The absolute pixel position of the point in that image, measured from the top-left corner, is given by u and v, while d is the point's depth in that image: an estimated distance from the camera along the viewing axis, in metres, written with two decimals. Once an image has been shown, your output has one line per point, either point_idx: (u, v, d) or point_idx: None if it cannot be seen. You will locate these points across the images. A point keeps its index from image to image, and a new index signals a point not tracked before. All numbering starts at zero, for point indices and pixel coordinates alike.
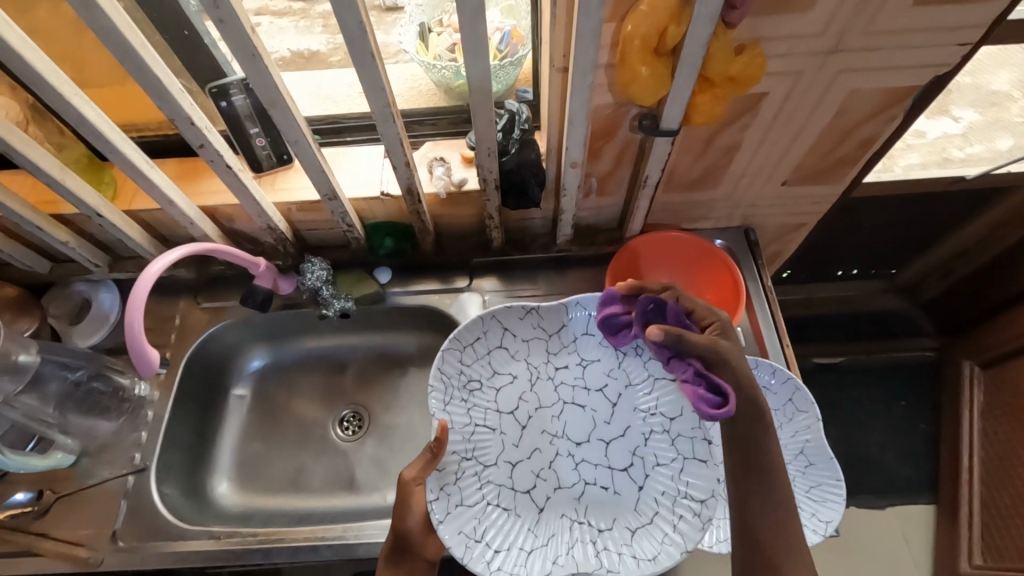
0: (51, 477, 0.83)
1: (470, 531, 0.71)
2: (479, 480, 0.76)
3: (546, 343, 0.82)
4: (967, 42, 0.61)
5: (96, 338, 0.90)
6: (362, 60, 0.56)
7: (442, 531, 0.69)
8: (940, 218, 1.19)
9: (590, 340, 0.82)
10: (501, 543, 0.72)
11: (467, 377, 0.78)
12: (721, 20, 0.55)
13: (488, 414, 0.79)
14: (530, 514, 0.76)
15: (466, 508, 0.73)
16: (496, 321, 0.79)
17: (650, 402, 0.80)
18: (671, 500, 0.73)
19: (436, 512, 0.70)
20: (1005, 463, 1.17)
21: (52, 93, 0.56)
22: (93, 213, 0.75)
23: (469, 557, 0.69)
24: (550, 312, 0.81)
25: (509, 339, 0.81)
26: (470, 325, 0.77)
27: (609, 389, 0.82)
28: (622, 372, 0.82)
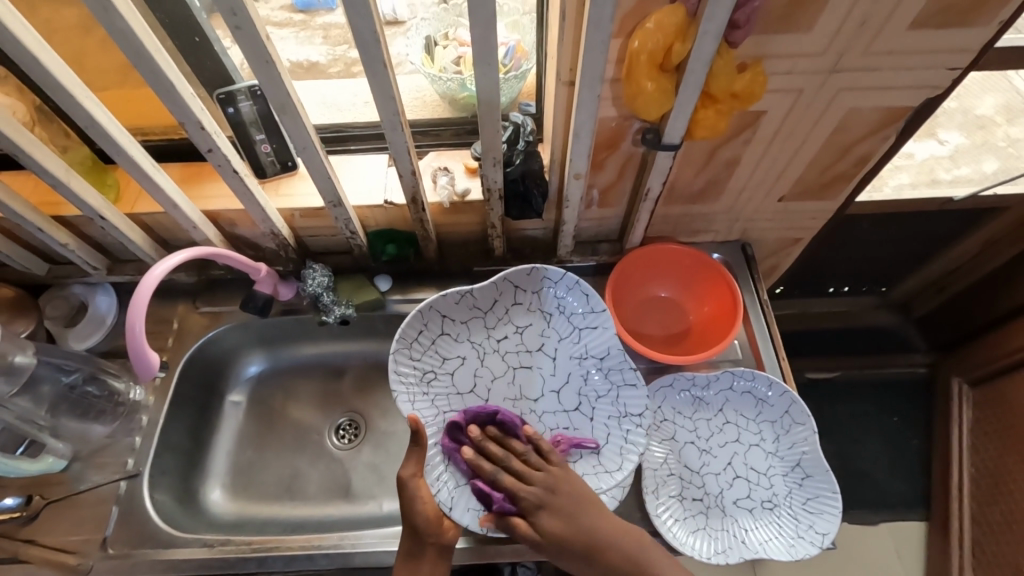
0: (42, 481, 0.81)
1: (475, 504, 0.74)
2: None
3: (484, 319, 0.83)
4: (957, 66, 0.64)
5: (91, 341, 0.89)
6: (374, 69, 0.57)
7: (455, 515, 0.73)
8: (932, 237, 1.21)
9: (521, 307, 0.83)
10: None
11: (422, 370, 0.81)
12: (725, 39, 0.57)
13: (450, 400, 0.81)
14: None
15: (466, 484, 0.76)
16: (434, 311, 0.80)
17: (580, 348, 0.82)
18: (618, 419, 0.79)
19: (443, 501, 0.73)
20: (997, 479, 1.18)
21: (64, 93, 0.57)
22: (95, 215, 0.75)
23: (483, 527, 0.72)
24: (483, 292, 0.81)
25: (449, 324, 0.82)
26: (411, 320, 0.79)
27: (547, 347, 0.83)
28: (554, 329, 0.83)
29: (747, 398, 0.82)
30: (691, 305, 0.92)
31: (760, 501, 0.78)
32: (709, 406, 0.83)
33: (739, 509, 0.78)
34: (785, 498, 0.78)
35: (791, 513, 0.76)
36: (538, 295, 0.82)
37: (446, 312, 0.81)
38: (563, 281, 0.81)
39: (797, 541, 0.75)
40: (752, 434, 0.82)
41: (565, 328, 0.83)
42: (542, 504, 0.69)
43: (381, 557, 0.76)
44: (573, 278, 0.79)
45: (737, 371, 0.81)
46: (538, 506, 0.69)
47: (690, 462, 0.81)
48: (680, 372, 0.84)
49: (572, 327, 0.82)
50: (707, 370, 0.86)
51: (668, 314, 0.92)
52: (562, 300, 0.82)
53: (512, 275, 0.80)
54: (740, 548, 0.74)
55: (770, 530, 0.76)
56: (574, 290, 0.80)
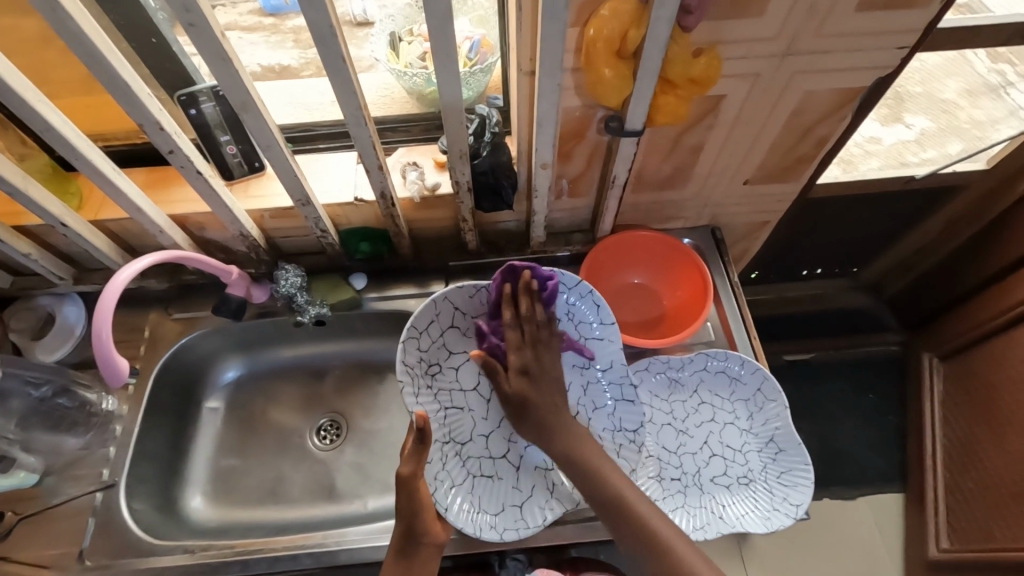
0: (14, 497, 0.80)
1: (468, 505, 0.76)
2: (463, 458, 0.79)
3: (495, 317, 0.80)
4: (905, 46, 0.66)
5: (60, 352, 0.87)
6: (334, 64, 0.57)
7: (450, 515, 0.74)
8: (897, 216, 1.25)
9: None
10: (496, 507, 0.78)
11: (427, 362, 0.78)
12: (678, 24, 0.58)
13: (453, 395, 0.80)
14: (509, 475, 0.80)
15: (460, 485, 0.77)
16: (447, 302, 0.78)
17: (584, 358, 0.80)
18: (612, 432, 0.79)
19: (439, 499, 0.75)
20: (966, 448, 1.22)
21: (15, 97, 0.56)
22: (57, 223, 0.73)
23: (476, 530, 0.75)
24: (497, 290, 0.78)
25: (459, 317, 0.80)
26: (424, 310, 0.76)
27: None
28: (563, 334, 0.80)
29: (721, 377, 0.83)
30: (665, 290, 0.93)
31: (736, 477, 0.80)
32: (685, 388, 0.85)
33: (716, 487, 0.79)
34: (760, 473, 0.80)
35: (766, 487, 0.78)
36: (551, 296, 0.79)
37: (458, 305, 0.78)
38: (577, 287, 0.77)
39: (772, 514, 0.76)
40: (727, 413, 0.83)
41: (570, 336, 0.79)
42: (529, 372, 0.75)
43: (366, 554, 0.76)
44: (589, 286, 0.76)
45: (710, 352, 0.82)
46: (522, 371, 0.74)
47: (668, 443, 0.82)
48: (654, 355, 0.86)
49: (579, 334, 0.79)
50: (682, 353, 0.88)
51: (643, 300, 0.93)
52: (573, 304, 0.78)
53: (527, 275, 0.77)
54: (717, 523, 0.76)
55: (746, 504, 0.77)
56: (587, 299, 0.77)
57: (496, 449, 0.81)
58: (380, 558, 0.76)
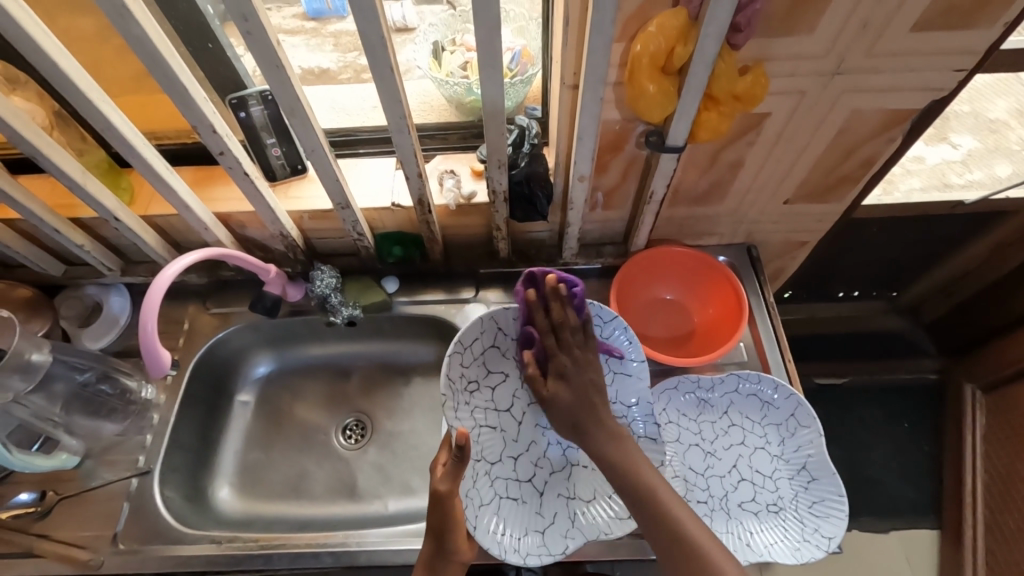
0: (55, 477, 0.83)
1: (495, 527, 0.74)
2: (491, 478, 0.78)
3: None
4: (962, 68, 0.64)
5: (105, 341, 0.91)
6: (381, 72, 0.58)
7: (478, 534, 0.73)
8: (941, 240, 1.20)
9: None
10: (521, 530, 0.76)
11: (467, 379, 0.77)
12: (726, 41, 0.58)
13: (488, 415, 0.79)
14: (534, 499, 0.79)
15: (487, 506, 0.76)
16: (493, 321, 0.78)
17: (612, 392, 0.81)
18: None
19: (470, 517, 0.73)
20: (1009, 487, 1.16)
21: (81, 97, 0.59)
22: (110, 217, 0.77)
23: (501, 551, 0.73)
24: None
25: (501, 338, 0.80)
26: (469, 328, 0.76)
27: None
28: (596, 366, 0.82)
29: (751, 400, 0.82)
30: (696, 307, 0.92)
31: (765, 504, 0.78)
32: (713, 408, 0.83)
33: (744, 512, 0.77)
34: (790, 501, 0.77)
35: (796, 516, 0.76)
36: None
37: (502, 326, 0.79)
38: (613, 321, 0.79)
39: (803, 545, 0.74)
40: (757, 437, 0.81)
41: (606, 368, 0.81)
42: (565, 375, 0.74)
43: (385, 556, 0.76)
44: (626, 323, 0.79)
45: (742, 374, 0.81)
46: (558, 375, 0.74)
47: (694, 464, 0.80)
48: (684, 374, 0.84)
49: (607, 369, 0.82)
50: (712, 372, 0.86)
51: (673, 315, 0.92)
52: (615, 339, 0.80)
53: None
54: (745, 551, 0.74)
55: (775, 533, 0.75)
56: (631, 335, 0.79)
57: (523, 472, 0.80)
58: (398, 561, 0.76)
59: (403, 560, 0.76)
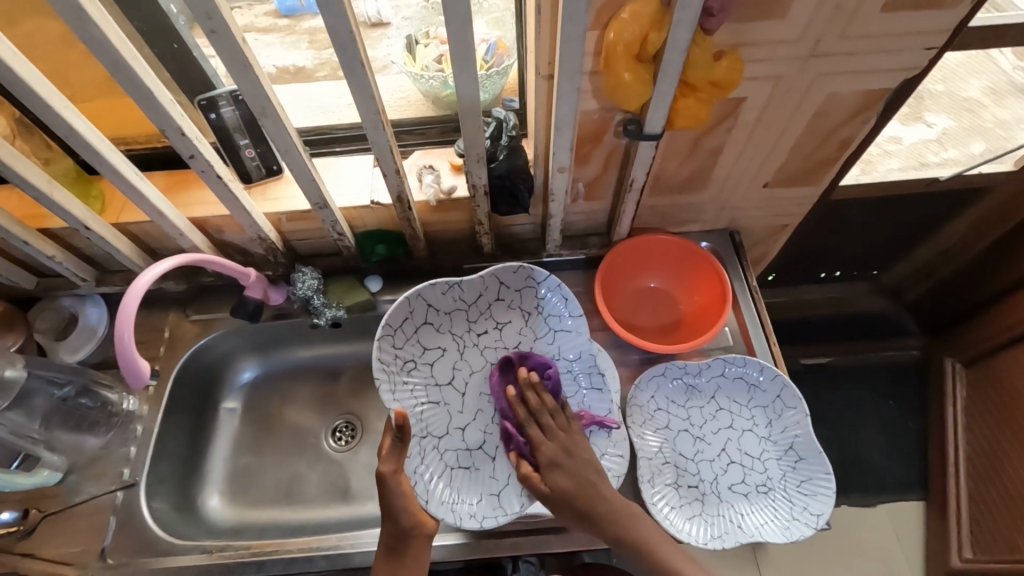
0: (38, 495, 0.81)
1: (448, 497, 0.76)
2: (440, 450, 0.80)
3: (467, 313, 0.84)
4: (934, 46, 0.64)
5: (83, 353, 0.89)
6: (352, 69, 0.57)
7: (432, 507, 0.74)
8: (920, 219, 1.22)
9: (502, 304, 0.85)
10: (476, 497, 0.77)
11: (404, 359, 0.81)
12: (700, 26, 0.57)
13: (429, 390, 0.82)
14: (486, 465, 0.80)
15: (439, 478, 0.77)
16: (421, 300, 0.81)
17: (552, 349, 0.84)
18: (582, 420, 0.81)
19: (420, 492, 0.75)
20: (991, 458, 1.19)
21: (41, 103, 0.57)
22: (81, 226, 0.75)
23: (455, 518, 0.74)
24: (470, 285, 0.82)
25: (433, 314, 0.83)
26: (396, 308, 0.79)
27: (523, 345, 0.85)
28: (531, 328, 0.85)
29: (739, 384, 0.83)
30: (681, 295, 0.93)
31: (755, 485, 0.78)
32: (702, 394, 0.84)
33: (735, 495, 0.78)
34: (779, 481, 0.78)
35: (785, 496, 0.77)
36: (520, 293, 0.84)
37: (432, 302, 0.82)
38: (545, 282, 0.83)
39: (793, 523, 0.75)
40: (745, 420, 0.82)
41: (542, 329, 0.85)
42: (558, 463, 0.73)
43: None
44: (556, 280, 0.83)
45: (728, 358, 0.81)
46: (551, 463, 0.73)
47: (684, 450, 0.81)
48: (671, 360, 0.85)
49: (547, 327, 0.85)
50: (699, 358, 0.87)
51: (659, 303, 0.92)
52: (544, 300, 0.84)
53: (498, 272, 0.82)
54: (736, 532, 0.75)
55: (766, 513, 0.76)
56: (556, 291, 0.83)
57: (474, 440, 0.81)
58: None
59: None
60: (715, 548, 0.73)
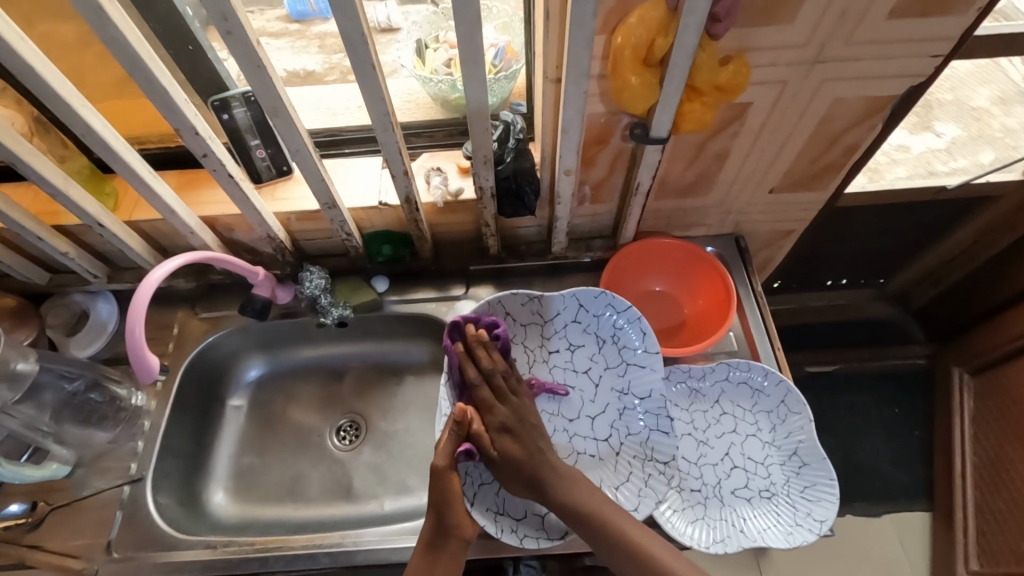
0: (46, 488, 0.82)
1: (494, 506, 0.74)
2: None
3: (542, 329, 0.83)
4: (939, 54, 0.65)
5: (92, 349, 0.90)
6: (363, 71, 0.58)
7: (475, 513, 0.72)
8: (926, 227, 1.21)
9: (577, 327, 0.83)
10: (521, 512, 0.75)
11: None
12: (707, 32, 0.58)
13: None
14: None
15: (488, 486, 0.76)
16: (500, 306, 0.81)
17: (623, 382, 0.81)
18: (642, 460, 0.78)
19: (466, 493, 0.73)
20: (998, 468, 1.18)
21: (59, 102, 0.58)
22: (94, 223, 0.76)
23: (497, 530, 0.73)
24: (549, 302, 0.81)
25: (509, 323, 0.83)
26: (480, 308, 0.80)
27: (593, 372, 0.82)
28: (604, 356, 0.82)
29: (742, 389, 0.83)
30: (686, 299, 0.93)
31: (758, 490, 0.78)
32: (706, 398, 0.84)
33: (737, 499, 0.78)
34: (783, 487, 0.78)
35: (789, 502, 0.77)
36: (598, 318, 0.81)
37: (511, 310, 0.82)
38: (625, 312, 0.79)
39: (795, 529, 0.75)
40: (749, 424, 0.82)
41: (614, 359, 0.81)
42: (508, 427, 0.72)
43: (382, 554, 0.76)
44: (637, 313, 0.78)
45: (732, 363, 0.82)
46: (501, 428, 0.72)
47: (687, 453, 0.81)
48: (675, 365, 0.85)
49: (620, 359, 0.81)
50: (703, 362, 0.87)
51: (664, 308, 0.93)
52: (619, 330, 0.80)
53: (579, 294, 0.80)
54: (738, 537, 0.75)
55: (768, 518, 0.76)
56: (634, 324, 0.79)
57: None
58: (395, 559, 0.76)
59: (402, 558, 0.76)
60: (716, 553, 0.72)
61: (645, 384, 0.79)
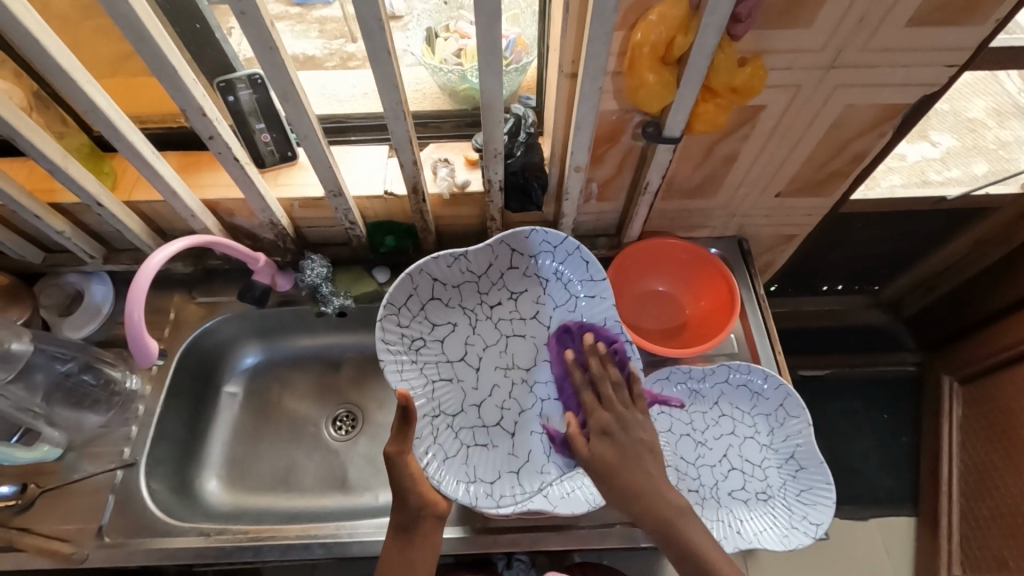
0: (36, 470, 0.81)
1: (464, 475, 0.76)
2: (455, 429, 0.79)
3: (478, 285, 0.82)
4: (954, 64, 0.65)
5: (87, 330, 0.89)
6: (378, 57, 0.57)
7: (446, 489, 0.74)
8: (924, 236, 1.23)
9: (516, 273, 0.82)
10: (492, 475, 0.77)
11: (410, 337, 0.80)
12: (727, 32, 0.57)
13: (440, 367, 0.81)
14: (504, 442, 0.80)
15: (454, 457, 0.77)
16: (425, 275, 0.79)
17: (574, 317, 0.82)
18: None
19: (432, 474, 0.74)
20: (984, 476, 1.20)
21: (62, 77, 0.56)
22: (92, 202, 0.74)
23: (471, 499, 0.74)
24: (477, 256, 0.79)
25: (440, 289, 0.80)
26: (400, 285, 0.78)
27: (541, 315, 0.83)
28: (549, 296, 0.82)
29: (742, 391, 0.83)
30: (688, 300, 0.93)
31: (755, 492, 0.79)
32: (705, 399, 0.84)
33: (734, 500, 0.79)
34: (779, 489, 0.79)
35: (785, 504, 0.78)
36: (535, 261, 0.81)
37: (438, 276, 0.79)
38: (561, 246, 0.79)
39: (791, 532, 0.76)
40: (747, 427, 0.83)
41: (560, 297, 0.82)
42: (609, 431, 0.70)
43: (377, 547, 0.76)
44: (574, 244, 0.78)
45: (733, 364, 0.82)
46: (601, 432, 0.70)
47: (685, 454, 0.82)
48: (676, 364, 0.85)
49: (567, 295, 0.82)
50: (703, 363, 0.87)
51: (665, 308, 0.93)
52: (559, 268, 0.81)
53: (509, 239, 0.79)
54: (735, 538, 0.75)
55: (765, 520, 0.77)
56: (572, 257, 0.79)
57: (489, 417, 0.81)
58: None
59: None
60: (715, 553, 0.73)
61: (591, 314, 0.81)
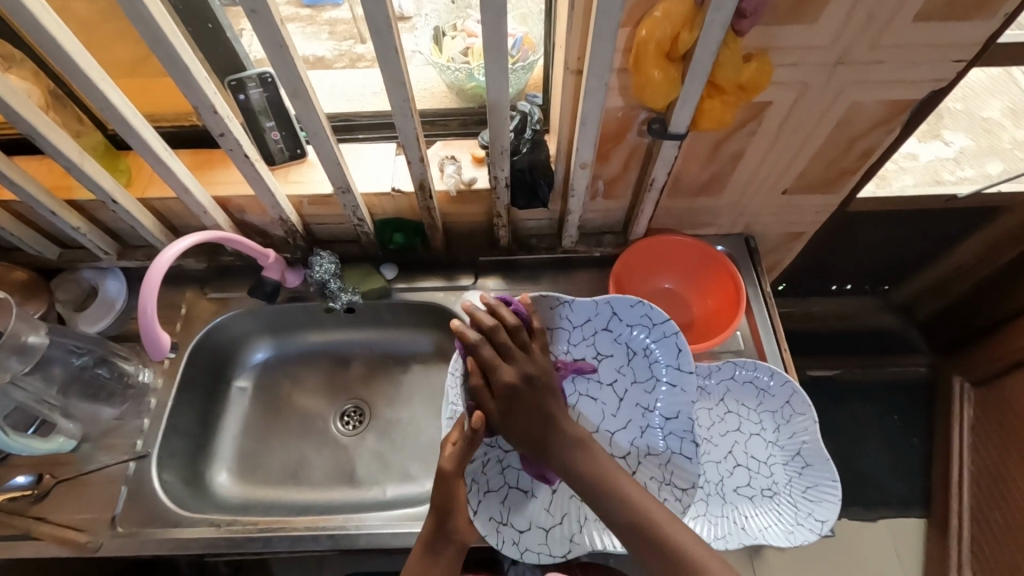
0: (51, 461, 0.83)
1: (497, 515, 0.75)
2: (503, 466, 0.77)
3: (569, 334, 0.81)
4: (962, 59, 0.64)
5: (102, 325, 0.90)
6: (386, 56, 0.58)
7: (477, 519, 0.73)
8: (935, 236, 1.21)
9: (608, 334, 0.80)
10: (524, 523, 0.75)
11: None
12: (732, 28, 0.58)
13: None
14: (544, 495, 0.77)
15: (494, 492, 0.76)
16: None
17: (649, 399, 0.78)
18: (660, 484, 0.75)
19: (471, 499, 0.74)
20: (996, 478, 1.19)
21: (79, 76, 0.58)
22: (108, 199, 0.76)
23: (497, 541, 0.73)
24: (581, 307, 0.79)
25: None
26: None
27: (618, 384, 0.80)
28: (632, 369, 0.79)
29: (748, 388, 0.83)
30: (694, 297, 0.93)
31: (760, 489, 0.79)
32: (711, 396, 0.84)
33: (739, 497, 0.79)
34: (785, 486, 0.79)
35: (790, 501, 0.77)
36: (631, 329, 0.78)
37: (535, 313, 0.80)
38: (660, 325, 0.76)
39: (796, 528, 0.75)
40: (753, 424, 0.83)
41: (642, 372, 0.78)
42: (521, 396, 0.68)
43: (383, 539, 0.77)
44: (674, 327, 0.74)
45: (738, 362, 0.82)
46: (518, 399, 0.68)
47: None
48: None
49: (650, 373, 0.78)
50: (709, 361, 0.87)
51: (672, 305, 0.92)
52: (651, 345, 0.77)
53: (615, 301, 0.77)
54: (740, 534, 0.75)
55: (770, 517, 0.76)
56: (667, 340, 0.75)
57: None
58: (397, 544, 0.77)
59: (404, 542, 0.77)
60: (719, 548, 0.73)
61: (670, 403, 0.76)
